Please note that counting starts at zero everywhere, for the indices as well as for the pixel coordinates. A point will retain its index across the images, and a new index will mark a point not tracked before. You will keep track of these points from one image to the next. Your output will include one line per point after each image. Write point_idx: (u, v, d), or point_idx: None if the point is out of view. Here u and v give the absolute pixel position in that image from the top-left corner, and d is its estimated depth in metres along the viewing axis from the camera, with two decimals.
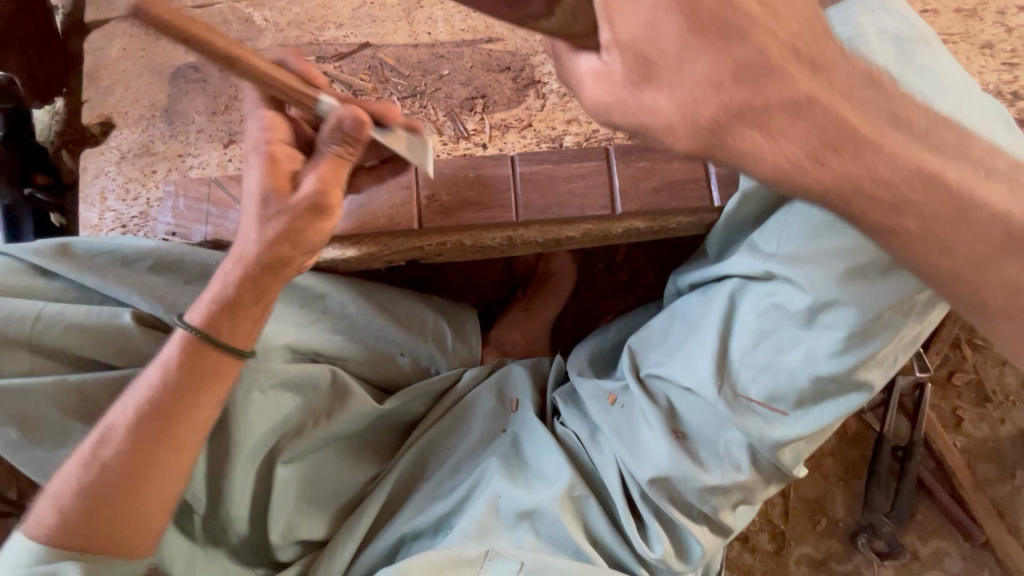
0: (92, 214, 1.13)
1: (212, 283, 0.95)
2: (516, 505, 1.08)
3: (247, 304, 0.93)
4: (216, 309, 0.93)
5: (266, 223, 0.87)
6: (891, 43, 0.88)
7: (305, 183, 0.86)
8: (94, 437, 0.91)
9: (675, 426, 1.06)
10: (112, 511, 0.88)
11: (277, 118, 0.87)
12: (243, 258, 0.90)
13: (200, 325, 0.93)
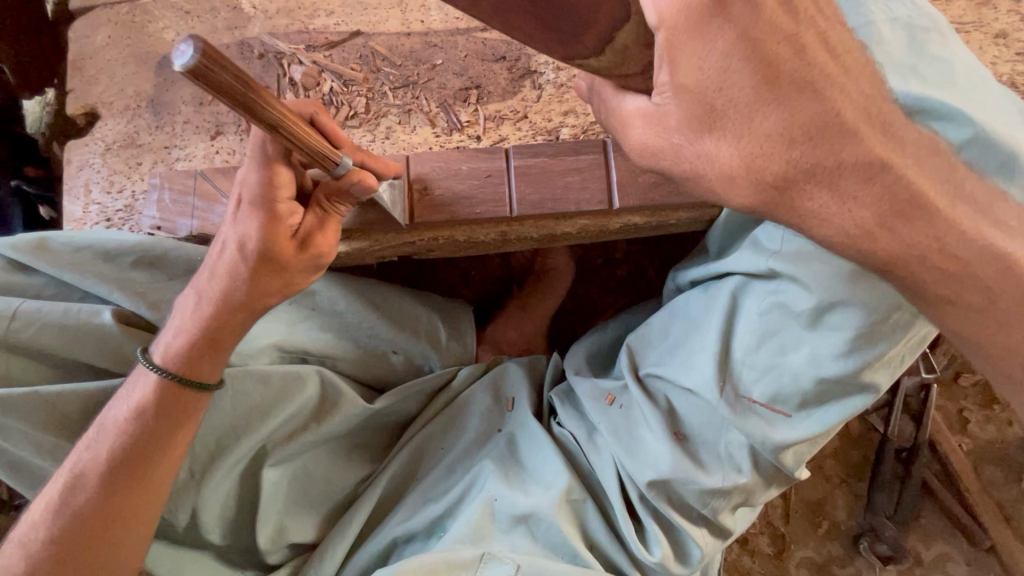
0: (76, 207, 1.10)
1: (175, 315, 0.93)
2: (511, 509, 1.05)
3: (232, 322, 0.91)
4: (203, 346, 0.91)
5: (262, 276, 0.86)
6: (901, 32, 0.84)
7: (305, 235, 0.87)
8: (63, 478, 0.89)
9: (676, 427, 1.03)
10: (79, 557, 0.87)
11: (283, 174, 0.82)
12: (229, 299, 0.89)
13: (174, 368, 0.91)
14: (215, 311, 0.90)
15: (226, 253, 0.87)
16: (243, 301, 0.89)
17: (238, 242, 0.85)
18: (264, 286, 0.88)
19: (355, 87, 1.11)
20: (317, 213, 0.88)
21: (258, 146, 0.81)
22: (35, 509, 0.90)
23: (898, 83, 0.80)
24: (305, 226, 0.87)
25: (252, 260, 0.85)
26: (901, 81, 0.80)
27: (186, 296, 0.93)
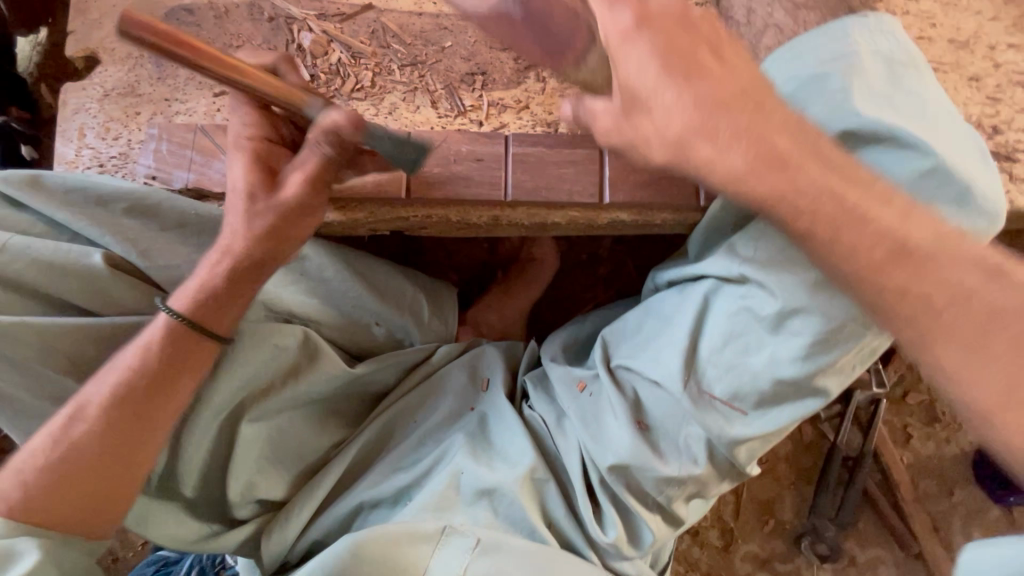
0: (69, 150, 1.09)
1: (195, 270, 0.96)
2: (476, 483, 1.09)
3: (248, 273, 0.94)
4: (222, 294, 0.94)
5: (284, 218, 0.91)
6: (881, 62, 0.91)
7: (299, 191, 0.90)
8: (66, 411, 0.91)
9: (640, 417, 1.08)
10: (70, 492, 0.88)
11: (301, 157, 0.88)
12: (247, 246, 0.92)
13: (187, 313, 0.94)
14: (233, 261, 0.93)
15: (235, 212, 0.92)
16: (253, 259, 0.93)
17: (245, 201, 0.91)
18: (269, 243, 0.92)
19: (363, 60, 1.13)
20: (307, 168, 0.90)
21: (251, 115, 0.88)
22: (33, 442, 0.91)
23: (873, 109, 0.86)
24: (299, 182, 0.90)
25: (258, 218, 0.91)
26: (876, 108, 0.87)
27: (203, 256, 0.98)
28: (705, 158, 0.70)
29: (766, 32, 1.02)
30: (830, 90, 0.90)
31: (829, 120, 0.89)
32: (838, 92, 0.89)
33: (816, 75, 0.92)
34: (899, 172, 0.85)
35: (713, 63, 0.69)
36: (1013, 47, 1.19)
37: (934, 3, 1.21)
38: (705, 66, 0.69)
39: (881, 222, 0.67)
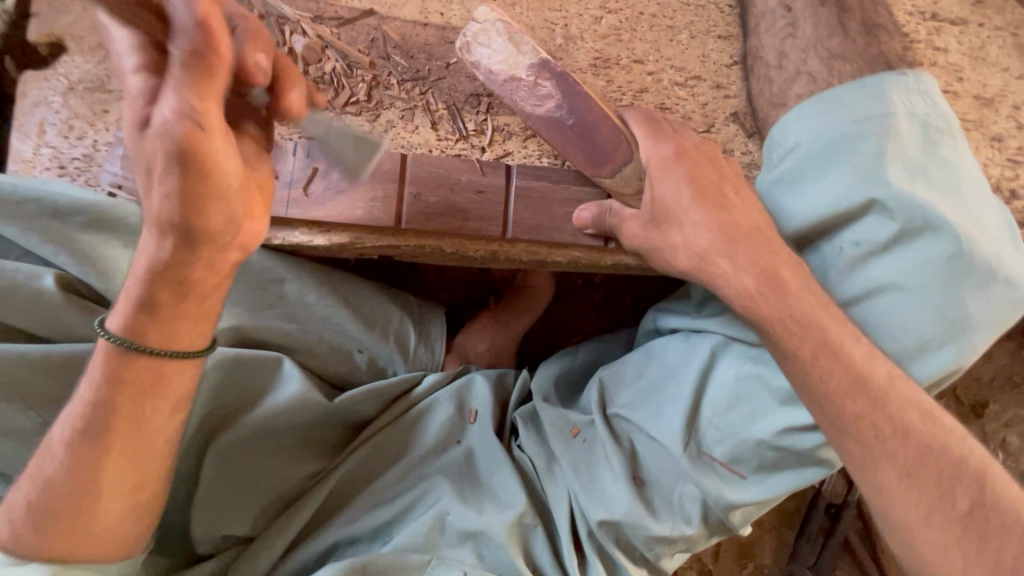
0: (26, 147, 0.98)
1: (130, 279, 0.76)
2: (462, 524, 1.01)
3: (194, 273, 0.74)
4: (167, 301, 0.75)
5: (188, 183, 0.63)
6: (917, 130, 0.88)
7: (160, 119, 0.59)
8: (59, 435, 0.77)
9: (635, 472, 1.02)
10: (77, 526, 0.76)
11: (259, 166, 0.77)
12: (177, 240, 0.70)
13: (129, 333, 0.76)
14: (172, 264, 0.72)
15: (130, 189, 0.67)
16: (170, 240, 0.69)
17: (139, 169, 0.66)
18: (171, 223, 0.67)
19: (360, 71, 1.04)
20: (173, 95, 0.58)
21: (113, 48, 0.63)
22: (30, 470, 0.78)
23: (904, 182, 0.84)
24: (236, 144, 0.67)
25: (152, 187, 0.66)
26: (908, 181, 0.84)
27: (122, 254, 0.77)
28: (720, 271, 0.84)
29: (798, 80, 0.97)
30: (863, 154, 0.87)
31: (858, 186, 0.86)
32: (870, 157, 0.86)
33: (849, 134, 0.88)
34: (927, 256, 0.82)
35: (737, 201, 0.85)
36: None
37: (963, 55, 1.16)
38: (730, 202, 0.85)
39: (850, 358, 0.79)
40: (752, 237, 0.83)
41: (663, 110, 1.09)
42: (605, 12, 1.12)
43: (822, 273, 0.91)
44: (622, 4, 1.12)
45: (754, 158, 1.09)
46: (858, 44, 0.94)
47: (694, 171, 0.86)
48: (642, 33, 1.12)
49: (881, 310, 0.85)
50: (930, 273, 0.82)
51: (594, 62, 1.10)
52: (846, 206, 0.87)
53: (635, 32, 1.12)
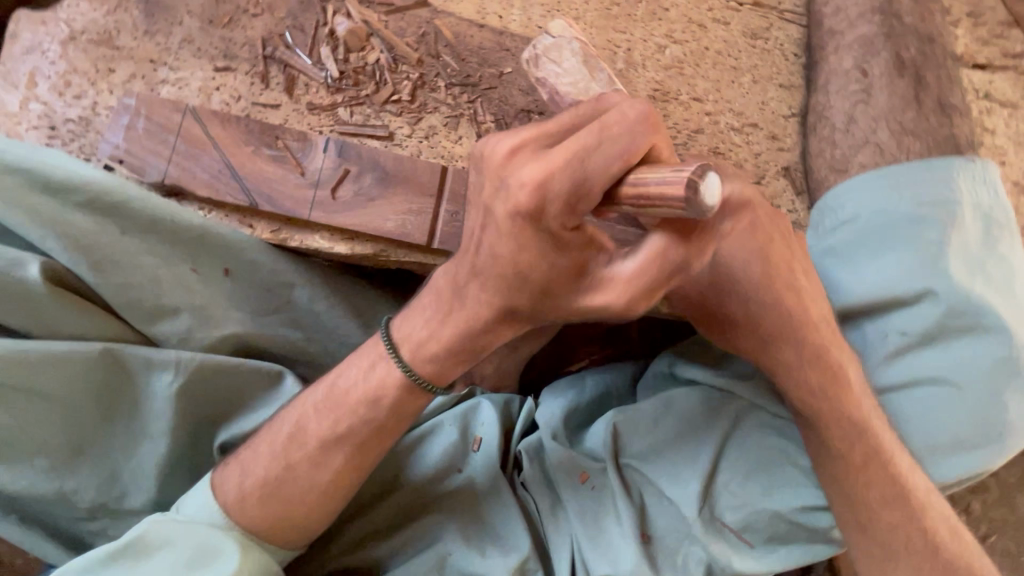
0: (12, 99, 0.86)
1: (426, 304, 0.76)
2: (464, 567, 1.00)
3: (489, 333, 0.73)
4: (460, 349, 0.75)
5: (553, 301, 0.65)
6: (980, 223, 0.86)
7: (609, 290, 0.62)
8: (285, 428, 0.82)
9: (643, 528, 0.98)
10: (272, 506, 0.81)
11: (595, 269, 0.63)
12: (518, 319, 0.69)
13: (411, 359, 0.77)
14: (467, 314, 0.71)
15: (484, 277, 0.67)
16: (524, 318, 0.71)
17: (501, 279, 0.65)
18: (527, 319, 0.70)
19: (406, 67, 0.95)
20: (639, 267, 0.61)
21: (508, 181, 0.59)
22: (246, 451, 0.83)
23: (965, 279, 0.83)
24: (624, 267, 0.62)
25: (504, 291, 0.67)
26: (968, 277, 0.83)
27: (443, 284, 0.74)
28: (782, 352, 0.77)
29: (863, 149, 0.93)
30: (926, 241, 0.85)
31: (918, 274, 0.84)
32: (934, 245, 0.84)
33: (914, 217, 0.86)
34: (975, 359, 0.82)
35: (801, 285, 0.75)
36: None
37: (1008, 138, 1.13)
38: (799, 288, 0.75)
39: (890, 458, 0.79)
40: (809, 334, 0.76)
41: (718, 155, 1.04)
42: (670, 42, 1.06)
43: (863, 355, 0.88)
44: (688, 35, 1.06)
45: (801, 218, 1.04)
46: (930, 122, 0.92)
47: (769, 253, 0.71)
48: (706, 70, 1.06)
49: (922, 404, 0.83)
50: (976, 373, 0.82)
51: (654, 93, 1.03)
52: (902, 291, 0.84)
53: (698, 67, 1.06)
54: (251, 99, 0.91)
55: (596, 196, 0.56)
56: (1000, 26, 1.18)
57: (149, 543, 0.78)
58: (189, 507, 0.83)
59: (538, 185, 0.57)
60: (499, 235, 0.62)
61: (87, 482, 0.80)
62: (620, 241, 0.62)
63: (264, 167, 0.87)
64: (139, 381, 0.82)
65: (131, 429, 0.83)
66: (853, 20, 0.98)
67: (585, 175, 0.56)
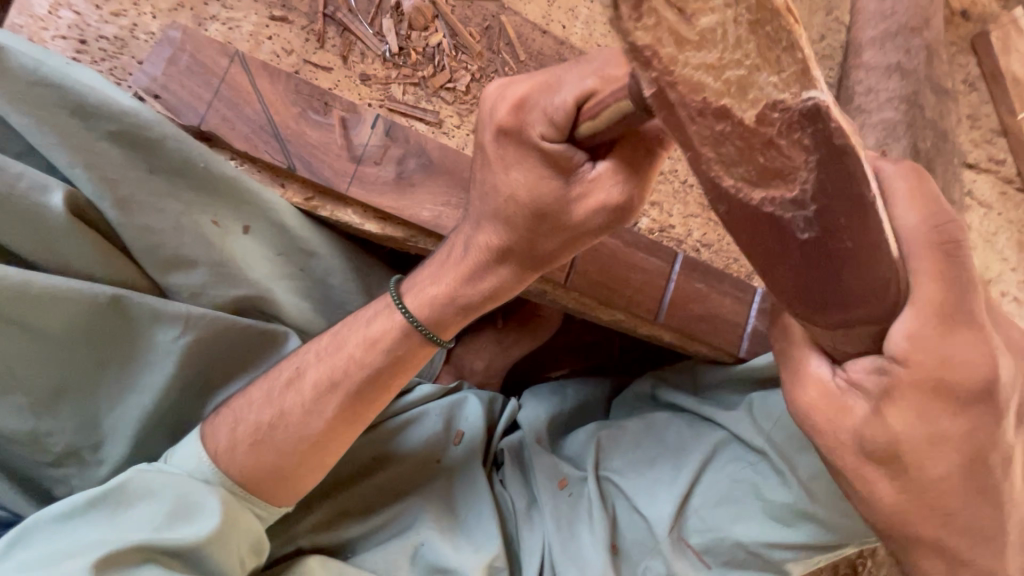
0: (43, 2, 0.80)
1: (438, 255, 0.81)
2: (434, 559, 0.98)
3: (495, 282, 0.75)
4: (463, 301, 0.78)
5: (538, 230, 0.66)
6: None
7: (587, 207, 0.62)
8: (285, 372, 0.82)
9: (612, 539, 1.04)
10: (261, 472, 0.80)
11: (558, 190, 0.62)
12: (508, 252, 0.70)
13: (417, 311, 0.80)
14: (469, 257, 0.74)
15: (483, 216, 0.70)
16: (522, 264, 0.72)
17: (496, 215, 0.67)
18: (524, 262, 0.71)
19: (465, 57, 0.94)
20: (604, 185, 0.60)
21: (492, 111, 0.63)
22: (239, 401, 0.82)
23: None
24: (606, 194, 0.61)
25: (499, 231, 0.69)
26: None
27: (457, 236, 0.78)
28: None
29: None
30: None
31: None
32: None
33: None
34: None
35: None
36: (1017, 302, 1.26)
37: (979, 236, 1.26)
38: None
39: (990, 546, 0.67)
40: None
41: None
42: None
43: None
44: None
45: None
46: None
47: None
48: None
49: None
50: None
51: None
52: None
53: None
54: (303, 55, 0.88)
55: (564, 112, 0.55)
56: (989, 134, 1.30)
57: (131, 492, 0.74)
58: (174, 460, 0.80)
59: (513, 108, 0.61)
60: (486, 162, 0.65)
61: (61, 426, 0.76)
62: (595, 167, 0.60)
63: (309, 130, 0.84)
64: (144, 333, 0.78)
65: (122, 379, 0.78)
66: (881, 103, 1.06)
67: (555, 91, 0.57)
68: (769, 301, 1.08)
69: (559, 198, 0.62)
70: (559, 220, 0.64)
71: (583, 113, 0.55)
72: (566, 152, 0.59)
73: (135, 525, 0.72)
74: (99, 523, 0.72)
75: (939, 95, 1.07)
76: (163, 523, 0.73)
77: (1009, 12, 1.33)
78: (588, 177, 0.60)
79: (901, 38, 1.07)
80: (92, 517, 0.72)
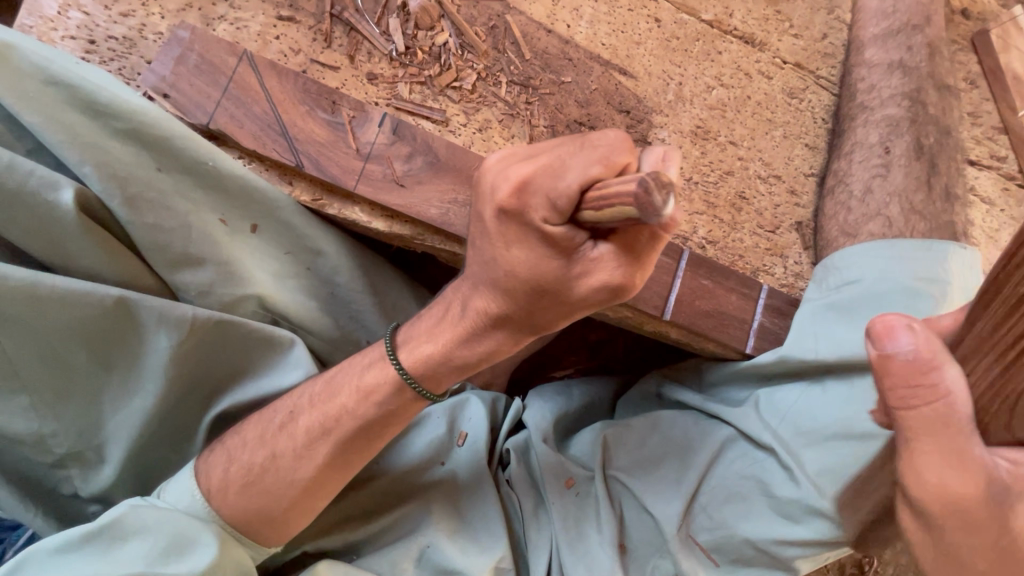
0: (52, 3, 0.81)
1: (431, 313, 0.77)
2: (440, 560, 0.98)
3: (492, 351, 0.72)
4: (459, 363, 0.74)
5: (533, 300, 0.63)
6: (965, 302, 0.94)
7: (590, 286, 0.61)
8: (286, 414, 0.81)
9: (620, 538, 1.03)
10: (259, 473, 0.78)
11: (550, 265, 0.60)
12: (504, 322, 0.68)
13: (412, 368, 0.76)
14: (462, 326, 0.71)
15: (482, 283, 0.67)
16: (517, 330, 0.69)
17: (495, 287, 0.65)
18: (521, 329, 0.68)
19: (471, 56, 0.95)
20: (604, 270, 0.60)
21: (493, 181, 0.61)
22: (233, 439, 0.81)
23: None
24: (610, 275, 0.60)
25: (498, 300, 0.66)
26: None
27: (454, 294, 0.75)
28: None
29: (874, 219, 1.01)
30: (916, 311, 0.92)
31: None
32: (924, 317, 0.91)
33: (912, 289, 0.93)
34: None
35: None
36: None
37: (983, 232, 1.27)
38: None
39: None
40: None
41: (742, 198, 1.11)
42: (717, 84, 1.11)
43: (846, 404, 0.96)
44: (734, 81, 1.12)
45: (803, 270, 1.13)
46: (936, 207, 1.00)
47: None
48: (744, 117, 1.12)
49: None
50: None
51: (696, 130, 1.08)
52: None
53: (739, 113, 1.12)
54: (310, 55, 0.88)
55: (568, 197, 0.54)
56: (991, 131, 1.29)
57: (126, 527, 0.72)
58: (167, 495, 0.79)
59: (516, 188, 0.58)
60: (485, 236, 0.63)
61: (69, 426, 0.76)
62: (597, 247, 0.59)
63: (315, 130, 0.84)
64: (151, 340, 0.76)
65: (126, 381, 0.78)
66: (883, 100, 1.07)
67: (558, 174, 0.55)
68: (775, 298, 1.08)
69: (556, 274, 0.60)
70: (553, 295, 0.63)
71: (586, 199, 0.54)
72: (567, 233, 0.58)
73: (129, 560, 0.71)
74: (92, 558, 0.70)
75: (942, 91, 1.07)
76: (158, 556, 0.72)
77: (1007, 10, 1.34)
78: (588, 256, 0.59)
79: (903, 35, 1.08)
80: (84, 552, 0.70)
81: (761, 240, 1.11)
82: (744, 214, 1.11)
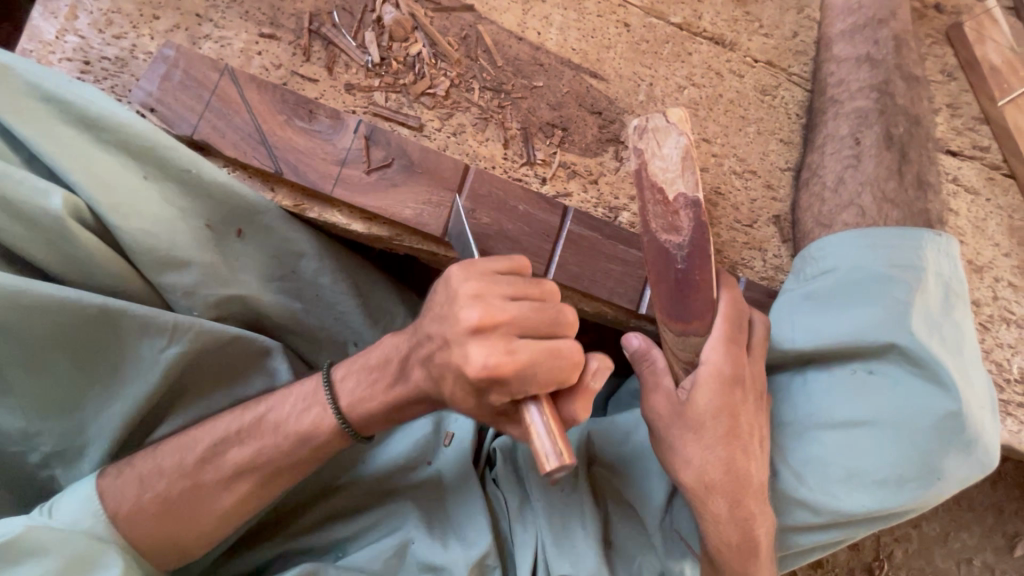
0: (51, 28, 0.87)
1: (382, 340, 0.80)
2: (425, 556, 1.00)
3: None
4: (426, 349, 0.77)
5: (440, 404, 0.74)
6: (940, 290, 0.94)
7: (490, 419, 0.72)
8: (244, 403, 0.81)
9: (604, 534, 1.03)
10: (220, 459, 0.79)
11: (473, 405, 0.69)
12: (421, 390, 0.74)
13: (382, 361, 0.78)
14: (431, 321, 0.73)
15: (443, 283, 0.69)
16: (424, 401, 0.77)
17: (464, 308, 0.66)
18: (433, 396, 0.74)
19: (444, 65, 0.99)
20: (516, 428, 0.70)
21: (467, 349, 0.65)
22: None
23: (924, 335, 0.90)
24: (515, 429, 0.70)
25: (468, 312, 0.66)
26: (927, 334, 0.91)
27: None
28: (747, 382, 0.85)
29: (847, 209, 1.02)
30: (892, 299, 0.92)
31: (884, 326, 0.91)
32: (900, 304, 0.92)
33: (886, 276, 0.93)
34: (924, 409, 0.89)
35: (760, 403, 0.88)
36: (1012, 287, 1.26)
37: (968, 221, 1.27)
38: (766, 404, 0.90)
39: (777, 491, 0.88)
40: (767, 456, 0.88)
41: (717, 194, 1.12)
42: (689, 84, 1.14)
43: (826, 393, 0.95)
44: (706, 81, 1.15)
45: (783, 263, 1.13)
46: (908, 195, 1.02)
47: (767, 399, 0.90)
48: (717, 116, 1.15)
49: (871, 444, 0.90)
50: (923, 424, 0.89)
51: None
52: (868, 341, 0.92)
53: (711, 111, 1.14)
54: (291, 69, 0.94)
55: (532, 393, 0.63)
56: (969, 122, 1.31)
57: (23, 545, 0.69)
58: (59, 512, 0.74)
59: (480, 368, 0.64)
60: (443, 344, 0.68)
61: (59, 422, 0.80)
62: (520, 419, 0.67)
63: (294, 138, 0.88)
64: (148, 334, 0.81)
65: (116, 378, 0.82)
66: (853, 93, 1.09)
67: (526, 377, 0.62)
68: (754, 291, 1.09)
69: (477, 410, 0.70)
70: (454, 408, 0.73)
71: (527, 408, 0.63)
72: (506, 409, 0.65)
73: None
74: None
75: (910, 82, 1.09)
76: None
77: (981, 3, 1.35)
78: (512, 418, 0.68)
79: (869, 30, 1.11)
80: None
81: (739, 235, 1.12)
82: (720, 209, 1.12)
